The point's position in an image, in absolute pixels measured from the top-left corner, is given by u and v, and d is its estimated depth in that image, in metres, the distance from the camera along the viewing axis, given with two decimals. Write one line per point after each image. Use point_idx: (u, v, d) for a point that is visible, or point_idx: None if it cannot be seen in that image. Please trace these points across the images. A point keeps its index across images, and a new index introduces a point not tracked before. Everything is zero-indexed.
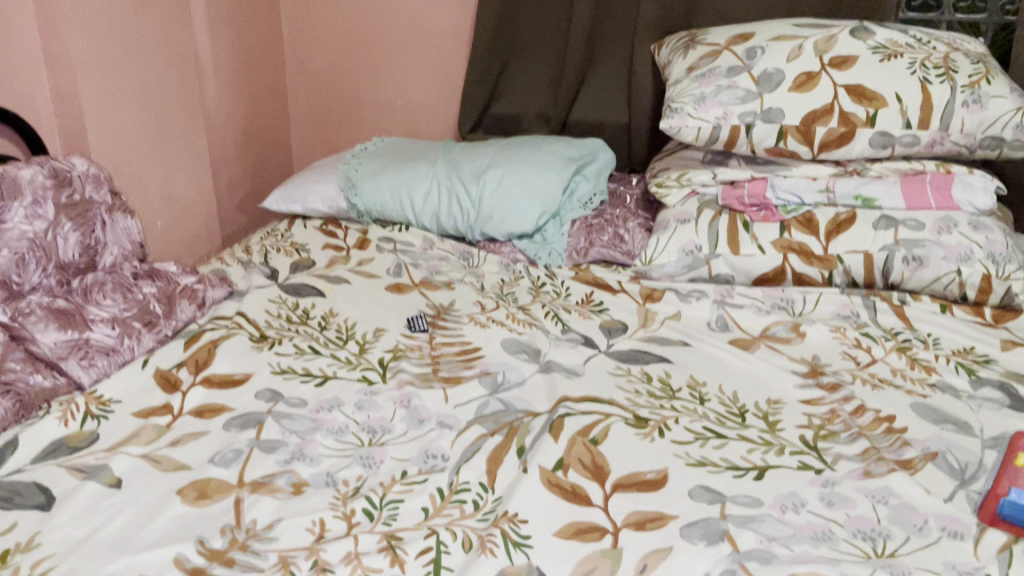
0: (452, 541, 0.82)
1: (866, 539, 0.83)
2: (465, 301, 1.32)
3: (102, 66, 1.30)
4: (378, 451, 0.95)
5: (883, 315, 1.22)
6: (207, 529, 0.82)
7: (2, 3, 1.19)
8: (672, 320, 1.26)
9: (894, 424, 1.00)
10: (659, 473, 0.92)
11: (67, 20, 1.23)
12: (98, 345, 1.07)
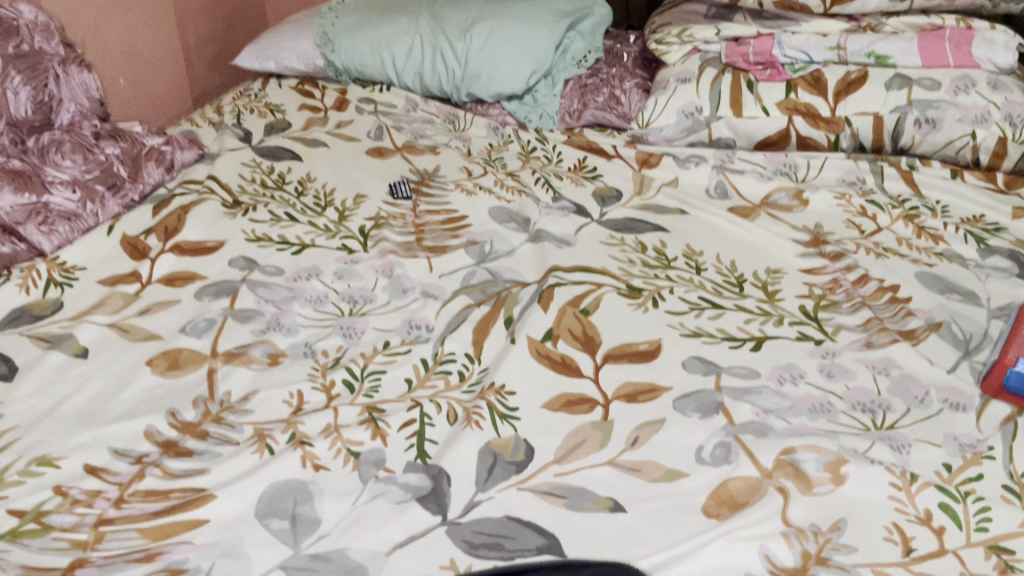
0: (435, 414, 0.79)
1: (865, 412, 0.79)
2: (451, 166, 1.25)
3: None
4: (359, 321, 0.91)
5: (890, 182, 1.16)
6: (178, 401, 0.78)
7: None
8: (668, 187, 1.19)
9: (898, 295, 0.96)
10: (653, 345, 0.88)
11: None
12: (57, 209, 1.01)
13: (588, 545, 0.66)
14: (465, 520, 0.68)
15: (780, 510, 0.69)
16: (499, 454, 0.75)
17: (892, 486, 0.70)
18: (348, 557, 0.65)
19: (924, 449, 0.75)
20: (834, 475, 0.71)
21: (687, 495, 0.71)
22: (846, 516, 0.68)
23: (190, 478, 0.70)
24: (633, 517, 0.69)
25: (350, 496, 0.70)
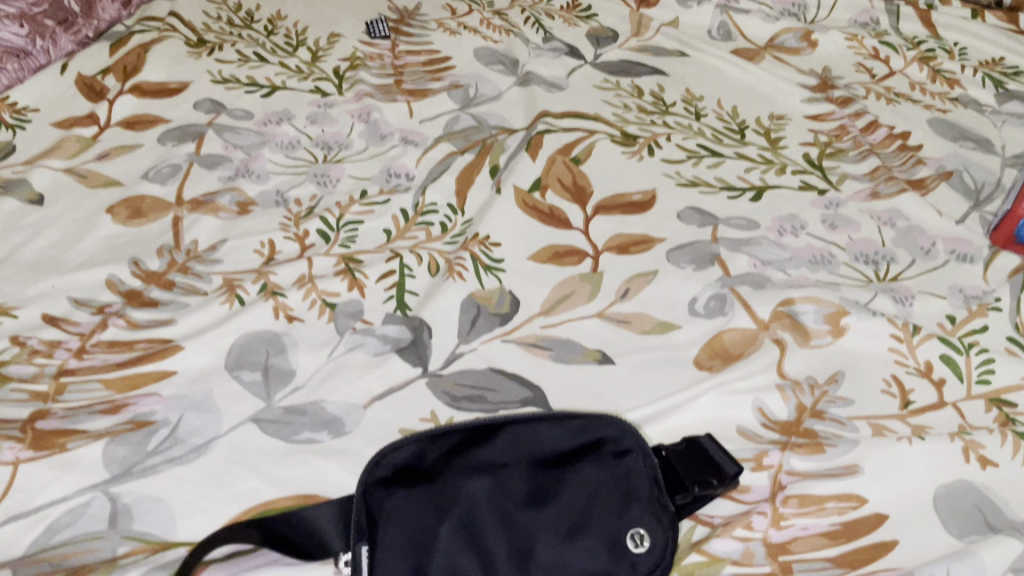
0: (416, 265, 0.74)
1: (868, 263, 0.76)
2: (433, 5, 1.15)
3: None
4: (334, 169, 0.85)
5: (905, 23, 1.08)
6: (141, 249, 0.74)
7: None
8: (668, 28, 1.11)
9: (908, 142, 0.90)
10: (647, 195, 0.83)
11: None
12: (4, 46, 0.92)
13: (574, 398, 0.64)
14: (446, 374, 0.65)
15: (776, 362, 0.65)
16: (482, 306, 0.71)
17: (893, 338, 0.67)
18: (324, 410, 0.62)
19: (928, 301, 0.71)
20: (833, 327, 0.68)
21: (679, 348, 0.68)
22: (843, 369, 0.65)
23: (156, 329, 0.67)
24: (622, 370, 0.66)
25: (326, 348, 0.66)
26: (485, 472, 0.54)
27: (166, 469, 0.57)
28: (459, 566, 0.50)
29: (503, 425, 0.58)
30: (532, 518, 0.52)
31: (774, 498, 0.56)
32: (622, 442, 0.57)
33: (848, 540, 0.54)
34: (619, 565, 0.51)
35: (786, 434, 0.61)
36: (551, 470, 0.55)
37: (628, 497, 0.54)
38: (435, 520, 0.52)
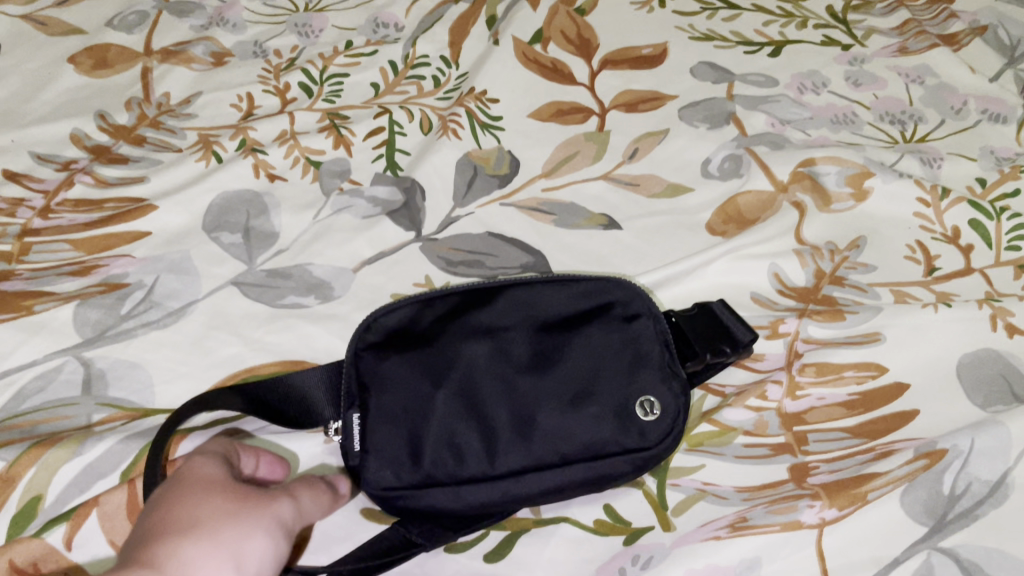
0: (407, 122, 0.68)
1: (893, 124, 0.70)
2: None
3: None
4: (316, 18, 0.78)
5: None
6: (108, 102, 0.68)
7: None
8: None
9: None
10: (658, 49, 0.76)
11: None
12: None
13: (577, 264, 0.60)
14: (442, 237, 0.61)
15: (794, 226, 0.61)
16: (479, 167, 0.65)
17: (920, 203, 0.62)
18: (310, 273, 0.58)
19: (957, 164, 0.66)
20: (856, 190, 0.63)
21: (690, 211, 0.63)
22: (866, 235, 0.61)
23: (126, 187, 0.62)
24: (629, 234, 0.61)
25: (310, 210, 0.61)
26: (483, 337, 0.51)
27: (141, 333, 0.53)
28: (457, 436, 0.48)
29: (504, 286, 0.53)
30: (534, 386, 0.49)
31: (790, 367, 0.53)
32: (631, 304, 0.53)
33: (866, 411, 0.51)
34: (626, 434, 0.49)
35: (803, 302, 0.57)
36: (554, 334, 0.51)
37: (636, 364, 0.51)
38: (431, 387, 0.49)
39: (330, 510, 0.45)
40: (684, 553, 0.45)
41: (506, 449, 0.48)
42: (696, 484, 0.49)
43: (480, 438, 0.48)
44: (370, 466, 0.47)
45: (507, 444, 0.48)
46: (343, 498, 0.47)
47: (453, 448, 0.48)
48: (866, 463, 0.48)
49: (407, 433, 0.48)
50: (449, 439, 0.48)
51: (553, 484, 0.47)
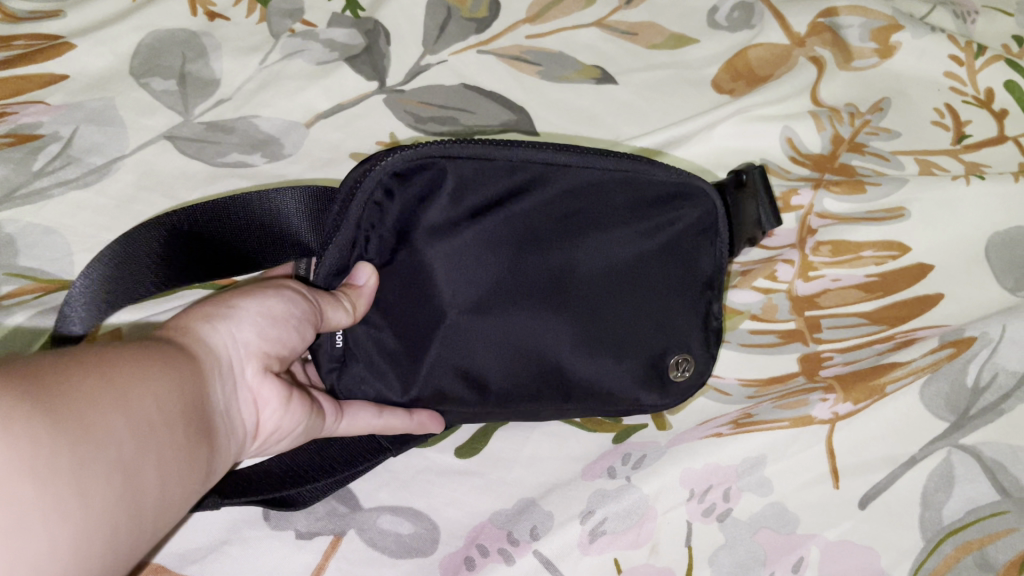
0: None
1: None
2: None
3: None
4: None
5: None
6: None
7: None
8: None
9: None
10: None
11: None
12: None
13: (566, 123, 0.52)
14: (410, 89, 0.53)
15: (811, 85, 0.54)
16: (453, 9, 0.56)
17: (952, 61, 0.55)
18: (257, 128, 0.50)
19: (994, 18, 0.58)
20: (882, 47, 0.56)
21: (694, 66, 0.55)
22: (890, 96, 0.54)
23: (39, 22, 0.52)
24: (625, 90, 0.54)
25: (257, 54, 0.53)
26: (523, 244, 0.38)
27: (58, 194, 0.46)
28: (471, 365, 0.39)
29: (562, 165, 0.38)
30: (574, 320, 0.39)
31: (803, 244, 0.48)
32: (702, 226, 0.42)
33: (886, 294, 0.46)
34: (651, 386, 0.42)
35: (818, 172, 0.51)
36: (612, 248, 0.40)
37: (682, 300, 0.42)
38: (438, 315, 0.38)
39: (355, 307, 0.38)
40: (682, 451, 0.40)
41: (511, 395, 0.40)
42: None
43: (496, 370, 0.40)
44: (346, 380, 0.40)
45: (524, 384, 0.40)
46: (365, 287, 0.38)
47: (460, 374, 0.40)
48: (885, 353, 0.43)
49: (407, 351, 0.39)
50: (458, 368, 0.39)
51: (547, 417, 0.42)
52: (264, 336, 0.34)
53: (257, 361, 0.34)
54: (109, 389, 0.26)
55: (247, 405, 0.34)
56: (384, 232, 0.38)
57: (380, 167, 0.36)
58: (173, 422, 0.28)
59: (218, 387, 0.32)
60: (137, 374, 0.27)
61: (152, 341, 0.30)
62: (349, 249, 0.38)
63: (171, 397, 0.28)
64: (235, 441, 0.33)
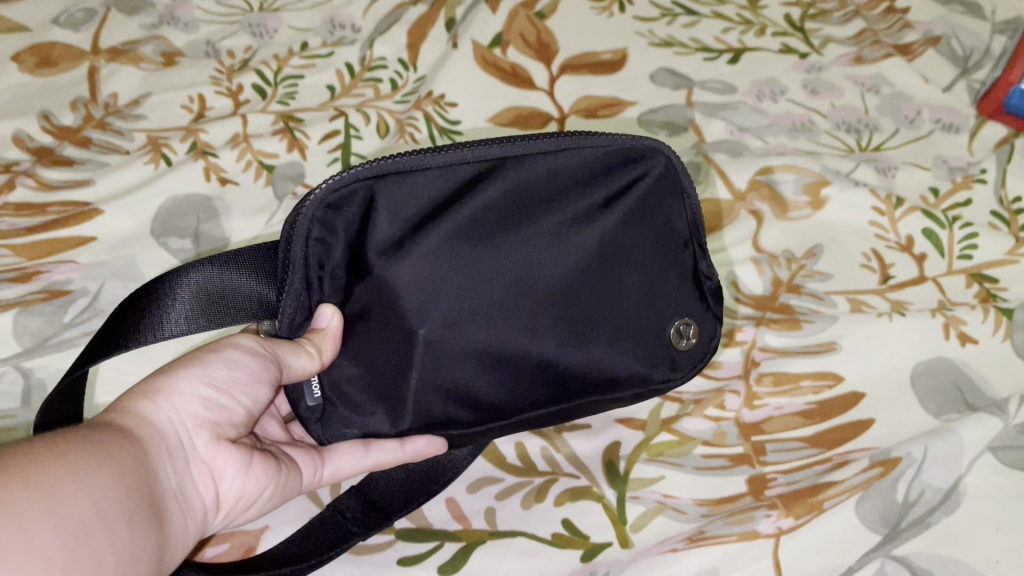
0: (363, 125, 0.67)
1: (850, 132, 0.70)
2: None
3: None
4: (270, 18, 0.75)
5: None
6: (53, 102, 0.66)
7: None
8: None
9: (897, 5, 0.83)
10: (618, 54, 0.76)
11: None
12: None
13: None
14: None
15: (752, 234, 0.62)
16: None
17: (875, 211, 0.63)
18: None
19: (912, 172, 0.67)
20: (813, 199, 0.64)
21: None
22: (822, 243, 0.61)
23: (71, 191, 0.60)
24: None
25: (263, 214, 0.60)
26: (478, 243, 0.46)
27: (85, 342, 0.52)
28: (456, 378, 0.47)
29: (495, 158, 0.47)
30: (548, 304, 0.47)
31: (748, 376, 0.54)
32: (661, 179, 0.51)
33: (824, 420, 0.51)
34: (657, 365, 0.51)
35: (761, 310, 0.58)
36: (558, 248, 0.47)
37: (663, 260, 0.51)
38: (406, 339, 0.46)
39: (322, 349, 0.45)
40: (641, 565, 0.45)
41: (514, 396, 0.48)
42: (657, 496, 0.49)
43: (483, 378, 0.47)
44: (329, 428, 0.48)
45: (516, 385, 0.48)
46: (326, 332, 0.46)
47: (455, 384, 0.47)
48: (823, 473, 0.49)
49: (385, 378, 0.47)
50: (449, 374, 0.47)
51: (566, 408, 0.50)
52: (211, 410, 0.41)
53: (207, 434, 0.41)
54: (41, 491, 0.30)
55: (206, 477, 0.41)
56: (335, 268, 0.46)
57: (312, 200, 0.45)
58: (109, 514, 0.32)
59: (164, 464, 0.38)
60: (68, 476, 0.32)
61: (86, 440, 0.34)
62: (305, 294, 0.47)
63: (101, 494, 0.32)
64: (196, 512, 0.40)
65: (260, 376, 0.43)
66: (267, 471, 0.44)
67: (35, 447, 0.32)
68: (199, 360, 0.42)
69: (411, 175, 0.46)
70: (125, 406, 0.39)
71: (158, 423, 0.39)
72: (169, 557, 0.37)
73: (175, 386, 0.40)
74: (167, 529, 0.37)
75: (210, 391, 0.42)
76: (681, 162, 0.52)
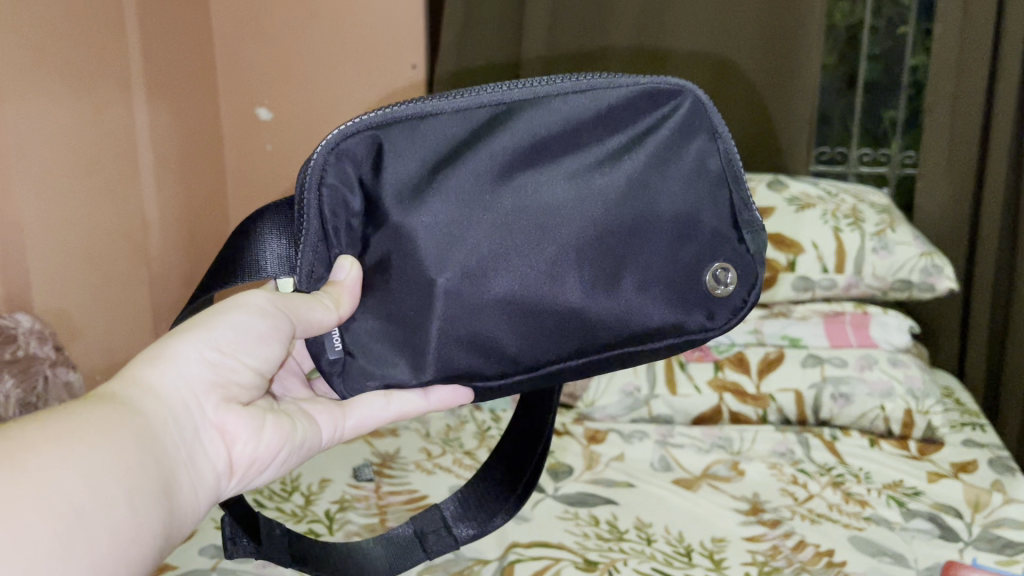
0: None
1: None
2: (411, 447, 1.26)
3: (45, 202, 1.35)
4: None
5: (817, 451, 1.23)
6: None
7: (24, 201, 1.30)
8: (616, 461, 1.22)
9: (834, 558, 1.00)
10: None
11: (14, 152, 1.28)
12: None
13: None
14: None
15: None
16: None
17: None
18: None
19: None
20: None
21: None
22: None
23: None
24: None
25: None
26: (500, 188, 0.66)
27: None
28: (483, 322, 0.68)
29: (510, 102, 0.66)
30: (564, 243, 0.67)
31: None
32: (686, 117, 0.68)
33: None
34: (682, 315, 0.71)
35: None
36: (573, 197, 0.66)
37: (690, 196, 0.68)
38: (432, 283, 0.67)
39: (343, 312, 0.66)
40: None
41: (535, 337, 0.70)
42: None
43: (507, 321, 0.68)
44: (349, 382, 0.69)
45: (539, 324, 0.69)
46: (341, 283, 0.67)
47: (487, 327, 0.68)
48: None
49: (413, 321, 0.68)
50: (481, 313, 0.68)
51: (597, 337, 0.70)
52: (214, 370, 0.60)
53: (214, 398, 0.60)
54: (50, 463, 0.45)
55: (218, 440, 0.60)
56: (353, 219, 0.67)
57: (323, 148, 0.65)
58: (107, 485, 0.47)
59: (170, 430, 0.55)
60: (74, 455, 0.47)
61: (93, 422, 0.50)
62: (325, 247, 0.67)
63: (97, 464, 0.48)
64: (215, 468, 0.59)
65: (265, 336, 0.62)
66: (273, 435, 0.64)
67: (45, 438, 0.47)
68: (207, 330, 0.60)
69: (429, 118, 0.66)
70: (141, 381, 0.56)
71: (165, 393, 0.56)
72: (180, 517, 0.54)
73: (183, 358, 0.59)
74: (175, 498, 0.54)
75: (214, 354, 0.60)
76: (706, 100, 0.68)
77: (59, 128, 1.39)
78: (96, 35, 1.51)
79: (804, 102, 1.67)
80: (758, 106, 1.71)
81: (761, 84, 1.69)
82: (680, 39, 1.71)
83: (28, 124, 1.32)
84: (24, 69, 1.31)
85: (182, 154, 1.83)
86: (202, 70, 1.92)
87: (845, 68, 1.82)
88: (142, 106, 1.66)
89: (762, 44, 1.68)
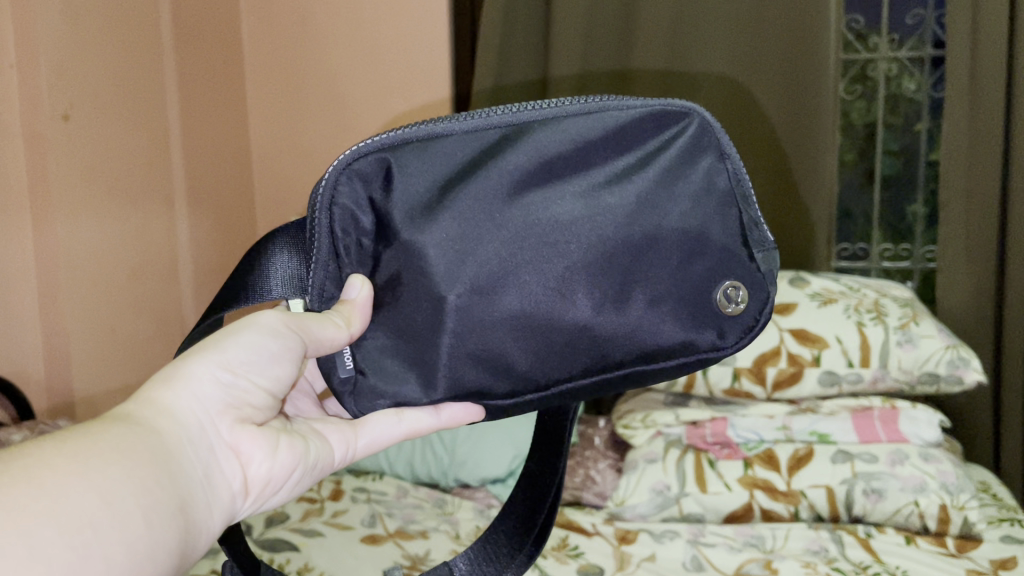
0: None
1: None
2: (441, 549, 1.25)
3: (87, 311, 1.46)
4: None
5: (851, 549, 1.21)
6: None
7: (56, 307, 1.39)
8: (647, 561, 1.21)
9: None
10: None
11: (63, 263, 1.40)
12: None
13: None
14: None
15: None
16: None
17: None
18: None
19: None
20: None
21: None
22: None
23: None
24: None
25: None
26: (510, 205, 0.67)
27: None
28: (493, 339, 0.68)
29: (521, 123, 0.68)
30: (576, 258, 0.67)
31: None
32: (695, 137, 0.69)
33: None
34: (692, 333, 0.71)
35: None
36: (584, 213, 0.67)
37: (699, 213, 0.69)
38: (444, 300, 0.67)
39: (355, 330, 0.68)
40: None
41: (548, 355, 0.69)
42: None
43: (518, 337, 0.68)
44: (361, 401, 0.70)
45: (550, 341, 0.69)
46: (353, 301, 0.68)
47: (497, 344, 0.68)
48: None
49: (425, 340, 0.68)
50: (492, 330, 0.68)
51: (608, 356, 0.70)
52: (228, 390, 0.61)
53: (228, 418, 0.61)
54: (72, 474, 0.46)
55: (233, 458, 0.61)
56: (364, 238, 0.69)
57: (334, 166, 0.67)
58: (123, 498, 0.48)
59: (186, 446, 0.56)
60: (94, 467, 0.48)
61: (108, 441, 0.51)
62: (338, 269, 0.69)
63: (113, 475, 0.48)
64: (232, 485, 0.60)
65: (276, 356, 0.64)
66: (287, 456, 0.65)
67: (59, 456, 0.47)
68: (220, 351, 0.62)
69: (443, 138, 0.68)
70: (159, 403, 0.57)
71: (181, 413, 0.58)
72: (196, 535, 0.54)
73: (197, 379, 0.60)
74: (193, 516, 0.54)
75: (227, 375, 0.62)
76: (714, 123, 0.70)
77: (97, 238, 1.49)
78: (146, 154, 1.63)
79: (821, 189, 1.70)
80: (779, 196, 1.74)
81: (775, 177, 1.74)
82: (701, 63, 1.76)
83: (68, 234, 1.41)
84: (70, 185, 1.41)
85: (221, 265, 1.93)
86: (239, 184, 2.04)
87: (861, 166, 1.87)
88: (183, 223, 1.77)
89: (784, 120, 1.71)
